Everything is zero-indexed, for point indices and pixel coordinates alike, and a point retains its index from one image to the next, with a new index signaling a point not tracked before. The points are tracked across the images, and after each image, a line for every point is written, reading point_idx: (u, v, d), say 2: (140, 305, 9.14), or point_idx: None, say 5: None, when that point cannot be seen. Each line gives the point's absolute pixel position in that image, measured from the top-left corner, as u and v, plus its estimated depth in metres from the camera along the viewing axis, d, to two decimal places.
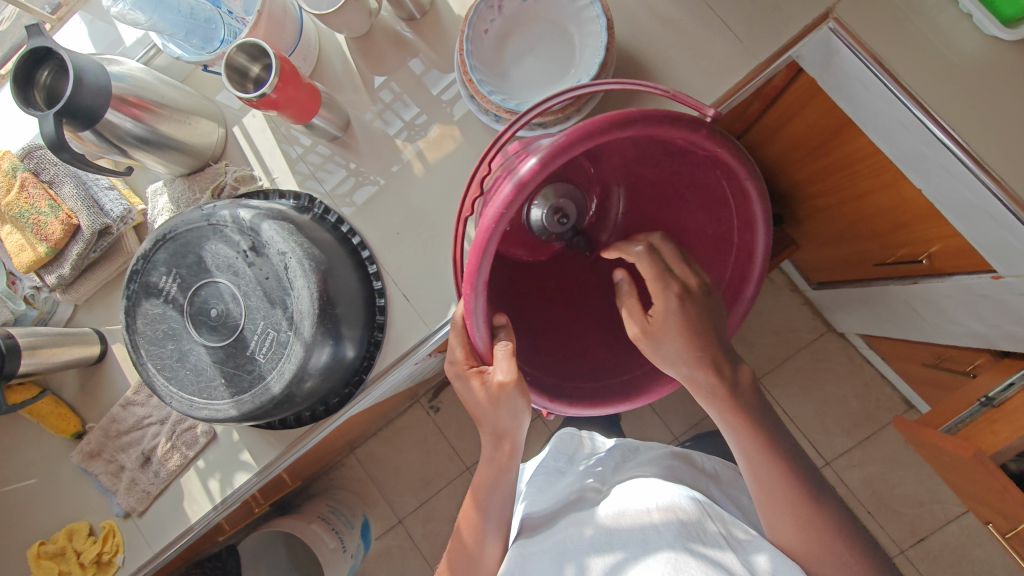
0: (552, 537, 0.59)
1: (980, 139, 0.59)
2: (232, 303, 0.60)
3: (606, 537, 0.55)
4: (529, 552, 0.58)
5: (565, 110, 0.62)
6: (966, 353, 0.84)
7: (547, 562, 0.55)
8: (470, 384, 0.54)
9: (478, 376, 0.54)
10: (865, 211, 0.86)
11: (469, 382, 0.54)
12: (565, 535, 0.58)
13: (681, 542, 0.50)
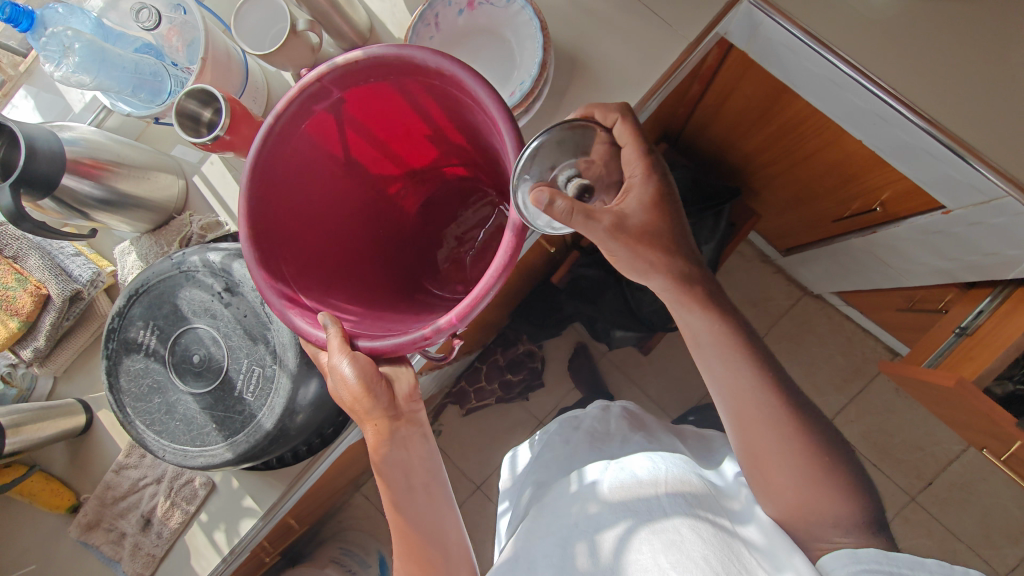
0: (554, 513, 0.60)
1: (904, 82, 0.62)
2: (213, 346, 0.60)
3: (610, 511, 0.55)
4: (533, 534, 0.58)
5: (514, 111, 0.63)
6: (936, 293, 0.89)
7: (551, 543, 0.56)
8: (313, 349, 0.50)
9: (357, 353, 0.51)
10: (816, 171, 0.89)
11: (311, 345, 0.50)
12: (565, 513, 0.58)
13: (686, 513, 0.52)
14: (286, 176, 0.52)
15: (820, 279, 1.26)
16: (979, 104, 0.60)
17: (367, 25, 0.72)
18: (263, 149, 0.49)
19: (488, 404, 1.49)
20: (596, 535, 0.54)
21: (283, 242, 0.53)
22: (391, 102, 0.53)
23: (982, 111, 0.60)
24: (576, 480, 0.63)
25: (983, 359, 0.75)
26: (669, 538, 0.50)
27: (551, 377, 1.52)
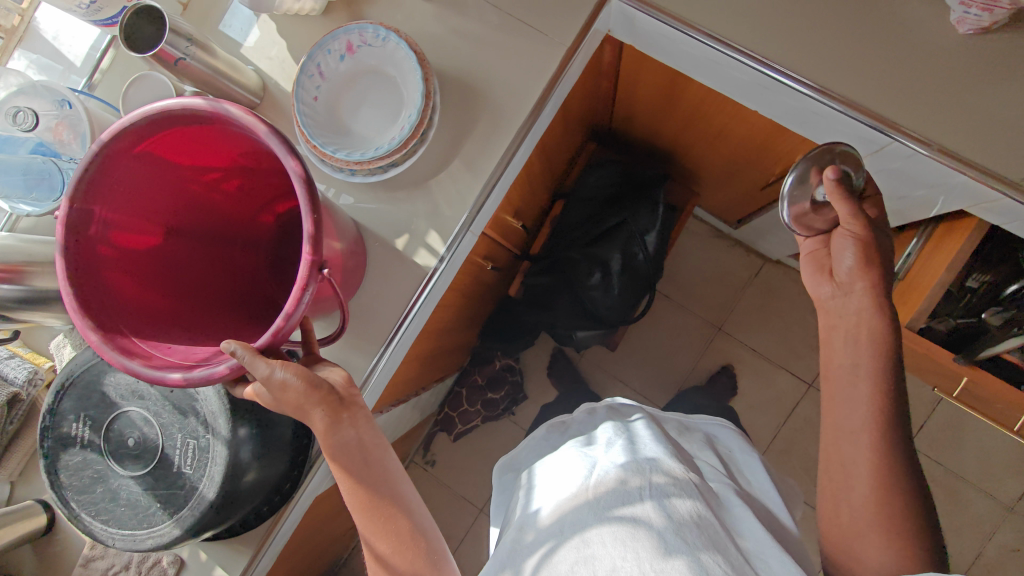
0: (534, 514, 0.61)
1: (779, 49, 0.62)
2: (146, 426, 0.60)
3: (584, 507, 0.57)
4: (517, 536, 0.60)
5: (407, 145, 0.65)
6: (876, 238, 0.91)
7: (534, 545, 0.57)
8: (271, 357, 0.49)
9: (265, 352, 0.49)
10: (732, 144, 0.90)
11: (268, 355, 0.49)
12: (546, 510, 0.60)
13: (670, 516, 0.54)
14: (107, 265, 0.49)
15: (772, 244, 1.27)
16: (855, 57, 0.61)
17: (260, 84, 0.72)
18: (67, 248, 0.46)
19: (475, 426, 1.47)
20: (573, 530, 0.55)
21: (136, 324, 0.49)
22: (176, 163, 0.52)
23: (858, 63, 0.61)
24: (554, 476, 0.65)
25: (914, 297, 0.76)
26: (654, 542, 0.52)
27: (533, 387, 1.52)
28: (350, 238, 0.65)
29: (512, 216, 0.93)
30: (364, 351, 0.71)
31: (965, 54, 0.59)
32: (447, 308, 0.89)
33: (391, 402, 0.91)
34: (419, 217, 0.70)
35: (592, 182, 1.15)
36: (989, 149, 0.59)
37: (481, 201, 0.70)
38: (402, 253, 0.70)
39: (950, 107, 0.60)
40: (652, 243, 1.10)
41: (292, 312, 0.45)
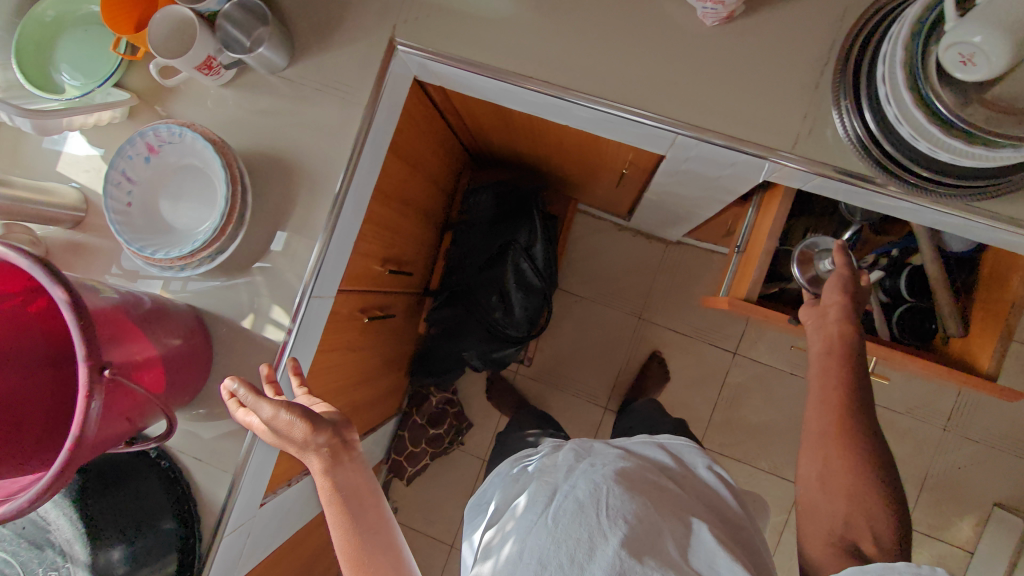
0: (505, 551, 0.61)
1: (553, 71, 0.66)
2: (9, 568, 0.61)
3: (552, 546, 0.57)
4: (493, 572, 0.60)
5: (223, 231, 0.66)
6: (733, 208, 0.95)
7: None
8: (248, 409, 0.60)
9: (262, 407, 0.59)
10: (575, 151, 0.93)
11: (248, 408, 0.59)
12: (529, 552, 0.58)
13: (624, 545, 0.56)
14: None
15: (664, 228, 1.30)
16: (621, 63, 0.64)
17: (84, 198, 0.74)
18: None
19: (426, 465, 1.46)
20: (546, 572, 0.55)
21: None
22: None
23: (625, 69, 0.64)
24: (526, 505, 0.64)
25: (751, 265, 0.80)
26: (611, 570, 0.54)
27: (476, 414, 1.52)
28: (185, 327, 0.67)
29: (385, 265, 0.93)
30: (237, 434, 0.72)
31: (716, 42, 0.62)
32: (334, 369, 0.89)
33: (298, 473, 0.90)
34: (260, 294, 0.71)
35: (473, 206, 1.13)
36: (762, 125, 0.62)
37: (317, 265, 0.71)
38: (250, 333, 0.71)
39: (716, 93, 0.63)
40: (540, 255, 1.12)
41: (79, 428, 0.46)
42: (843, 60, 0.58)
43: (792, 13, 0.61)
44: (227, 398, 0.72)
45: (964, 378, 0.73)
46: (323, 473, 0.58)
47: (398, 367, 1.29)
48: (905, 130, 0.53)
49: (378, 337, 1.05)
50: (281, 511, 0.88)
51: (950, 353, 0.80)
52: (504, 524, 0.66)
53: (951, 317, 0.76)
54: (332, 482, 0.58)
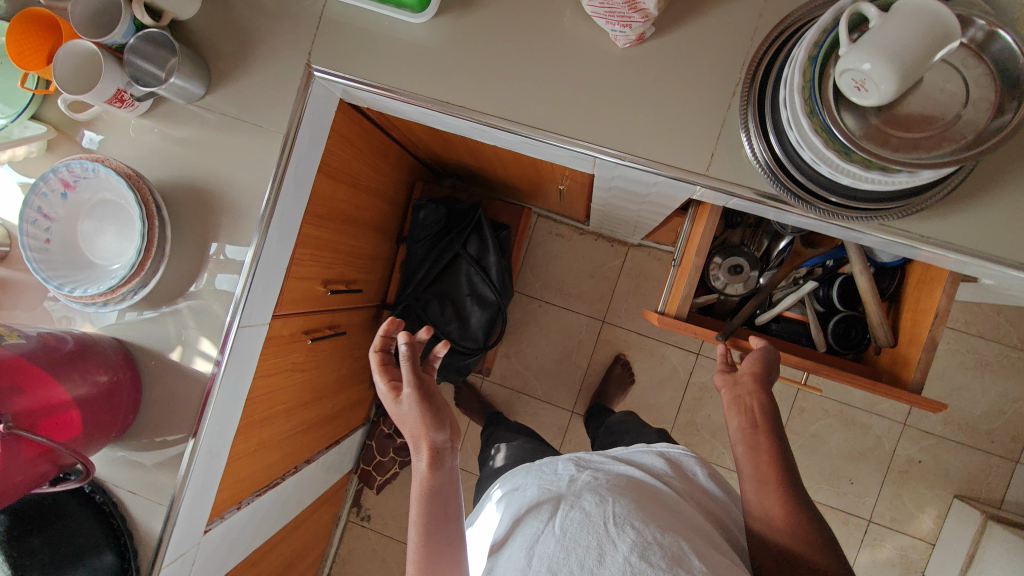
0: (508, 559, 0.57)
1: (468, 96, 0.65)
2: None
3: (562, 554, 0.54)
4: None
5: (142, 267, 0.66)
6: (675, 217, 0.96)
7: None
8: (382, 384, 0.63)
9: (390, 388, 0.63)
10: (515, 165, 0.92)
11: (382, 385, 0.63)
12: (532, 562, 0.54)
13: (636, 547, 0.53)
14: None
15: (622, 233, 1.30)
16: (534, 88, 0.64)
17: (8, 232, 0.73)
18: None
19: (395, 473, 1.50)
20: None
21: None
22: None
23: (538, 93, 0.64)
24: (529, 513, 0.61)
25: (683, 279, 0.80)
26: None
27: None
28: (111, 364, 0.67)
29: (326, 286, 0.93)
30: (170, 466, 0.72)
31: (626, 64, 0.62)
32: (280, 391, 0.89)
33: (248, 495, 0.91)
34: (186, 325, 0.71)
35: (422, 220, 1.12)
36: (673, 147, 0.62)
37: (244, 294, 0.71)
38: (179, 365, 0.72)
39: (629, 116, 0.63)
40: (492, 266, 1.13)
41: None
42: (749, 80, 0.57)
43: (699, 33, 0.61)
44: (159, 429, 0.72)
45: (888, 391, 0.74)
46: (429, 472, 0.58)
47: (359, 378, 1.29)
48: (807, 155, 0.53)
49: (330, 354, 1.05)
50: (231, 535, 0.89)
51: (880, 363, 0.81)
52: (504, 533, 0.61)
53: (879, 324, 0.78)
54: (429, 487, 0.58)
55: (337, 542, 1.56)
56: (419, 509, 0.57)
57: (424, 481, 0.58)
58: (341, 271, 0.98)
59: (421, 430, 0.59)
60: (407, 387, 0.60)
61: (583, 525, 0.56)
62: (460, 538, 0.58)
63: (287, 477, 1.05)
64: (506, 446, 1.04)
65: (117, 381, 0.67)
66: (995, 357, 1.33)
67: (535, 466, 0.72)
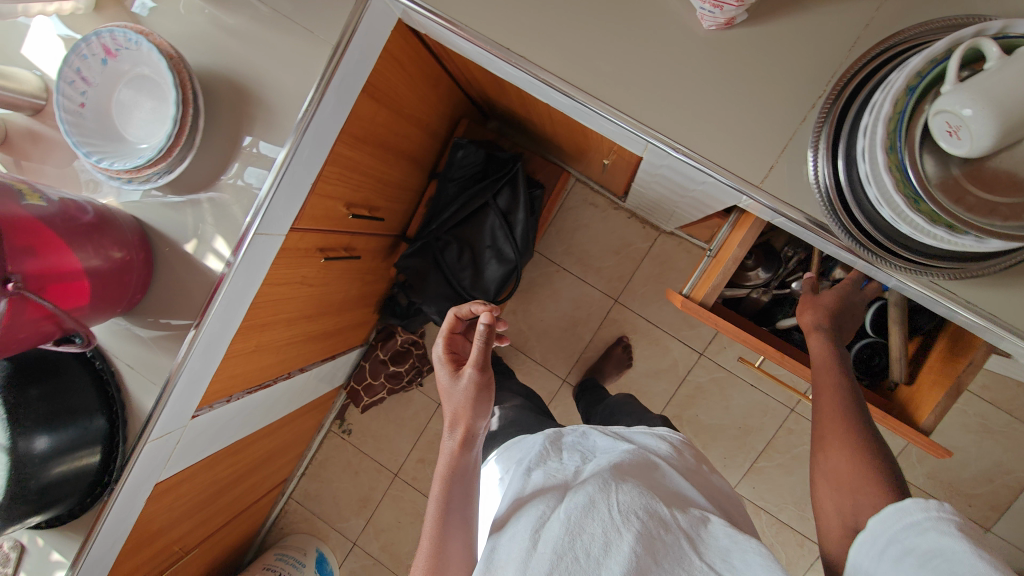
0: (510, 538, 0.60)
1: (531, 46, 0.61)
2: None
3: (567, 538, 0.57)
4: (495, 562, 0.59)
5: (171, 154, 0.65)
6: (714, 216, 0.91)
7: (511, 571, 0.56)
8: (443, 370, 0.72)
9: (450, 363, 0.71)
10: (565, 126, 0.88)
11: (444, 366, 0.72)
12: (542, 537, 0.58)
13: (640, 537, 0.57)
14: None
15: (656, 217, 1.26)
16: (603, 54, 0.60)
17: (45, 86, 0.72)
18: None
19: (381, 398, 1.52)
20: (562, 560, 0.55)
21: None
22: None
23: (606, 61, 0.60)
24: (534, 501, 0.64)
25: (716, 271, 0.77)
26: (627, 562, 0.55)
27: None
28: (128, 242, 0.67)
29: (349, 209, 0.92)
30: (168, 350, 0.74)
31: (706, 50, 0.57)
32: (287, 301, 0.91)
33: (239, 391, 0.94)
34: (205, 221, 0.71)
35: (459, 159, 1.09)
36: (734, 149, 0.58)
37: (265, 201, 0.70)
38: (192, 257, 0.72)
39: (694, 106, 0.59)
40: (518, 224, 1.10)
41: None
42: (834, 96, 0.52)
43: (795, 30, 0.55)
44: (161, 310, 0.74)
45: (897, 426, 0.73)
46: (456, 448, 0.66)
47: (366, 301, 1.31)
48: (873, 192, 0.49)
49: (341, 275, 1.06)
50: (219, 422, 0.93)
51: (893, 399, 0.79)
52: (507, 515, 0.64)
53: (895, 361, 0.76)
54: (455, 464, 0.65)
55: (316, 447, 1.64)
56: (442, 484, 0.64)
57: (454, 457, 0.65)
58: (366, 197, 0.96)
59: (464, 411, 0.66)
60: (470, 369, 0.67)
61: (588, 510, 0.59)
62: (472, 515, 0.64)
63: (280, 381, 1.08)
64: (500, 407, 1.00)
65: (133, 258, 0.68)
66: (999, 426, 1.30)
67: (536, 443, 0.76)
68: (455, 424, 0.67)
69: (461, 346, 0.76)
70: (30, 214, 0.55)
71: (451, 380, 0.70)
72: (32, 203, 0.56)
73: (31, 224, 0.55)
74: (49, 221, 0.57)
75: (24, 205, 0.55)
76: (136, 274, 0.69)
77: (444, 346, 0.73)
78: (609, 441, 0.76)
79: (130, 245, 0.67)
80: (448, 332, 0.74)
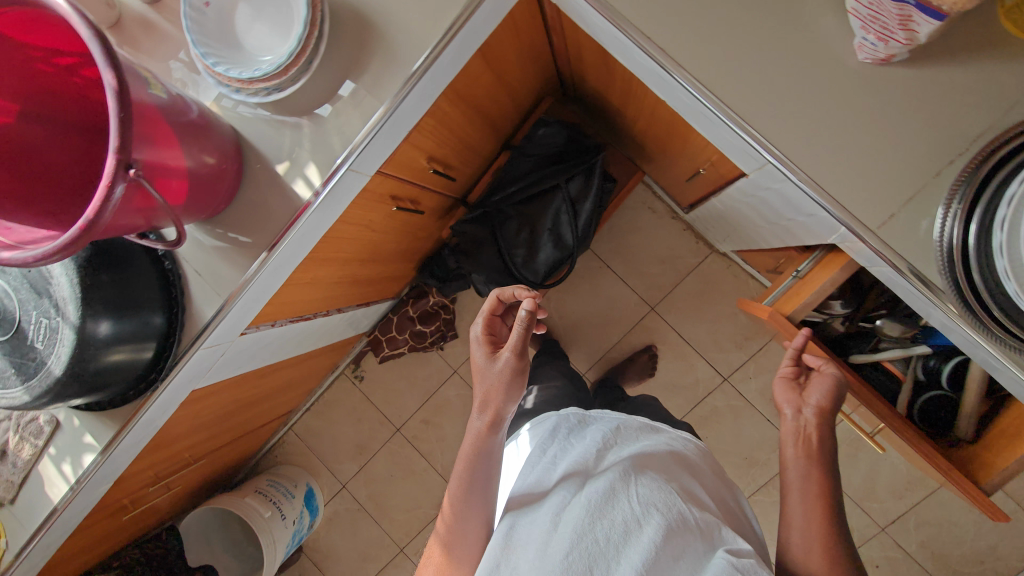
0: (531, 520, 0.63)
1: (673, 41, 0.60)
2: (7, 299, 0.66)
3: (586, 523, 0.59)
4: (516, 541, 0.62)
5: (288, 72, 0.63)
6: (788, 249, 0.91)
7: (533, 552, 0.59)
8: (479, 348, 0.73)
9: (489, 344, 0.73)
10: (663, 127, 0.87)
11: (480, 346, 0.73)
12: (562, 522, 0.60)
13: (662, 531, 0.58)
14: None
15: (716, 236, 1.25)
16: (745, 65, 0.58)
17: None
18: None
19: (401, 352, 1.54)
20: (582, 543, 0.57)
21: None
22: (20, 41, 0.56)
23: (747, 72, 0.58)
24: (558, 487, 0.66)
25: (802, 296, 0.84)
26: (644, 550, 0.56)
27: (464, 328, 1.56)
28: (223, 150, 0.67)
29: (430, 163, 0.92)
30: (238, 266, 0.74)
31: (854, 84, 0.56)
32: (351, 241, 0.91)
33: (284, 319, 0.95)
34: (301, 146, 0.71)
35: (540, 136, 1.09)
36: (856, 188, 0.57)
37: (366, 140, 0.69)
38: (281, 179, 0.72)
39: (828, 137, 0.57)
40: (584, 212, 1.10)
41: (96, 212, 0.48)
42: (980, 159, 0.51)
43: (953, 82, 0.54)
44: (238, 225, 0.74)
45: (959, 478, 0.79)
46: (482, 427, 0.68)
47: (410, 257, 1.31)
48: (1002, 264, 0.48)
49: (400, 226, 1.06)
50: (258, 344, 0.94)
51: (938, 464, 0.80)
52: (531, 500, 0.67)
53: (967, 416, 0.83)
54: (479, 445, 0.68)
55: (325, 386, 1.66)
56: (465, 467, 0.68)
57: (479, 439, 0.68)
58: (446, 154, 0.96)
59: (495, 393, 0.68)
60: (507, 351, 0.69)
61: (605, 498, 0.61)
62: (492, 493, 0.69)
63: (319, 317, 1.09)
64: (537, 387, 1.02)
65: (225, 167, 0.67)
66: (1003, 512, 1.30)
67: (557, 425, 0.77)
68: (483, 406, 0.69)
69: (500, 329, 0.77)
70: (155, 105, 0.55)
71: (483, 360, 0.71)
72: (157, 94, 0.56)
73: (154, 115, 0.55)
74: (166, 115, 0.57)
75: (151, 94, 0.55)
76: (225, 184, 0.68)
77: (483, 327, 0.75)
78: (633, 432, 0.77)
79: (225, 153, 0.67)
80: (488, 313, 0.75)
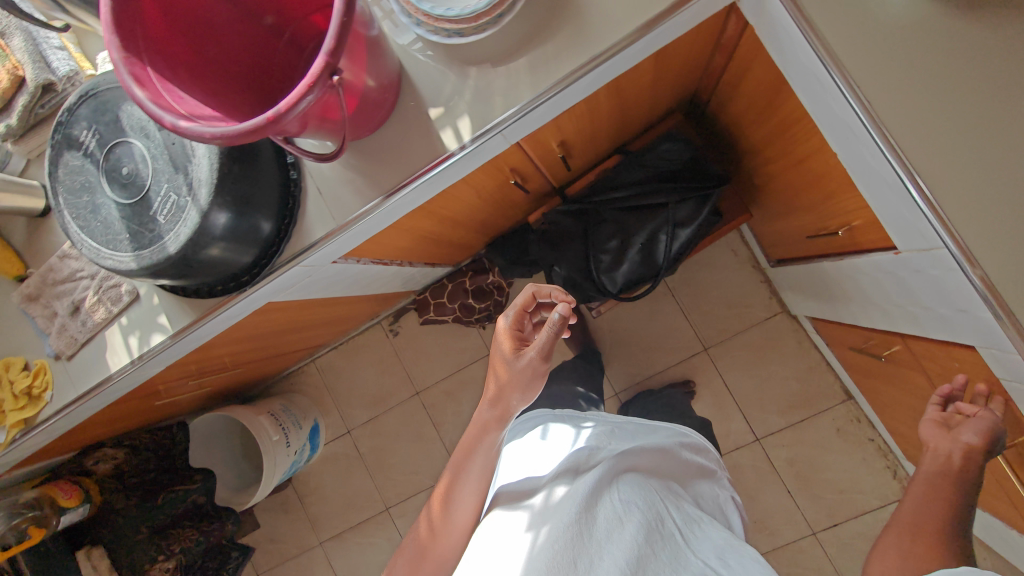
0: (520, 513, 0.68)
1: (884, 98, 0.56)
2: (141, 164, 0.65)
3: (578, 523, 0.64)
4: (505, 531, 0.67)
5: (478, 19, 0.60)
6: (889, 334, 0.88)
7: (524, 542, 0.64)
8: (502, 342, 0.74)
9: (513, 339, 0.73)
10: (805, 178, 0.84)
11: (503, 339, 0.74)
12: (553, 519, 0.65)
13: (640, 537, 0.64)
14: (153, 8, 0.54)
15: (798, 297, 1.22)
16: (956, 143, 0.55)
17: None
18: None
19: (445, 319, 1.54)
20: (571, 542, 0.62)
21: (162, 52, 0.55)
22: None
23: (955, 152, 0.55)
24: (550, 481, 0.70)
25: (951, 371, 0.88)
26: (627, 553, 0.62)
27: None
28: (389, 80, 0.66)
29: (559, 146, 0.90)
30: (360, 196, 0.73)
31: None
32: (459, 200, 0.90)
33: (370, 257, 0.94)
34: (461, 96, 0.69)
35: (662, 150, 1.05)
36: None
37: (528, 108, 0.67)
38: (431, 124, 0.70)
39: None
40: (682, 237, 1.08)
41: (290, 107, 0.48)
42: None
43: None
44: (372, 157, 0.72)
45: None
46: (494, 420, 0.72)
47: (487, 230, 1.30)
48: None
49: (500, 199, 1.04)
50: (339, 275, 0.93)
51: None
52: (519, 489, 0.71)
53: None
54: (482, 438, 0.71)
55: (360, 330, 1.66)
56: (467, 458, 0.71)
57: (483, 430, 0.72)
58: (574, 143, 0.94)
59: (511, 388, 0.70)
60: (531, 352, 0.70)
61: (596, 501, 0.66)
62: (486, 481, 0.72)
63: (394, 264, 1.08)
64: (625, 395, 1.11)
65: (386, 98, 0.66)
66: None
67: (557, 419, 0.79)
68: (498, 400, 0.71)
69: (528, 324, 0.76)
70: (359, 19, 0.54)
71: (503, 353, 0.72)
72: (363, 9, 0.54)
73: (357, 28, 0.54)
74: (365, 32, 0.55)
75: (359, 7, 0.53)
76: (380, 114, 0.67)
77: (513, 320, 0.75)
78: (625, 425, 0.80)
79: (390, 84, 0.65)
80: (521, 308, 0.74)
